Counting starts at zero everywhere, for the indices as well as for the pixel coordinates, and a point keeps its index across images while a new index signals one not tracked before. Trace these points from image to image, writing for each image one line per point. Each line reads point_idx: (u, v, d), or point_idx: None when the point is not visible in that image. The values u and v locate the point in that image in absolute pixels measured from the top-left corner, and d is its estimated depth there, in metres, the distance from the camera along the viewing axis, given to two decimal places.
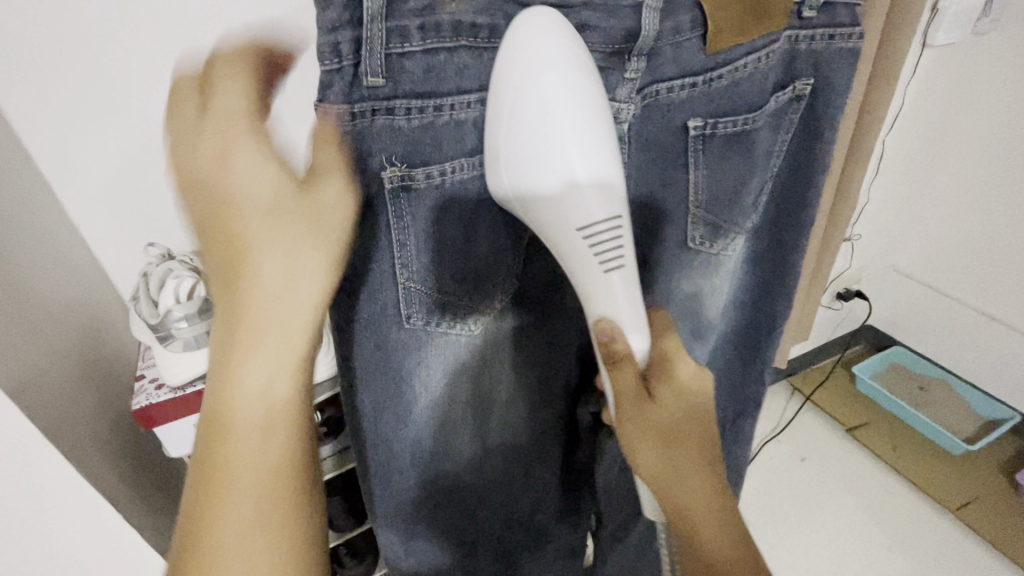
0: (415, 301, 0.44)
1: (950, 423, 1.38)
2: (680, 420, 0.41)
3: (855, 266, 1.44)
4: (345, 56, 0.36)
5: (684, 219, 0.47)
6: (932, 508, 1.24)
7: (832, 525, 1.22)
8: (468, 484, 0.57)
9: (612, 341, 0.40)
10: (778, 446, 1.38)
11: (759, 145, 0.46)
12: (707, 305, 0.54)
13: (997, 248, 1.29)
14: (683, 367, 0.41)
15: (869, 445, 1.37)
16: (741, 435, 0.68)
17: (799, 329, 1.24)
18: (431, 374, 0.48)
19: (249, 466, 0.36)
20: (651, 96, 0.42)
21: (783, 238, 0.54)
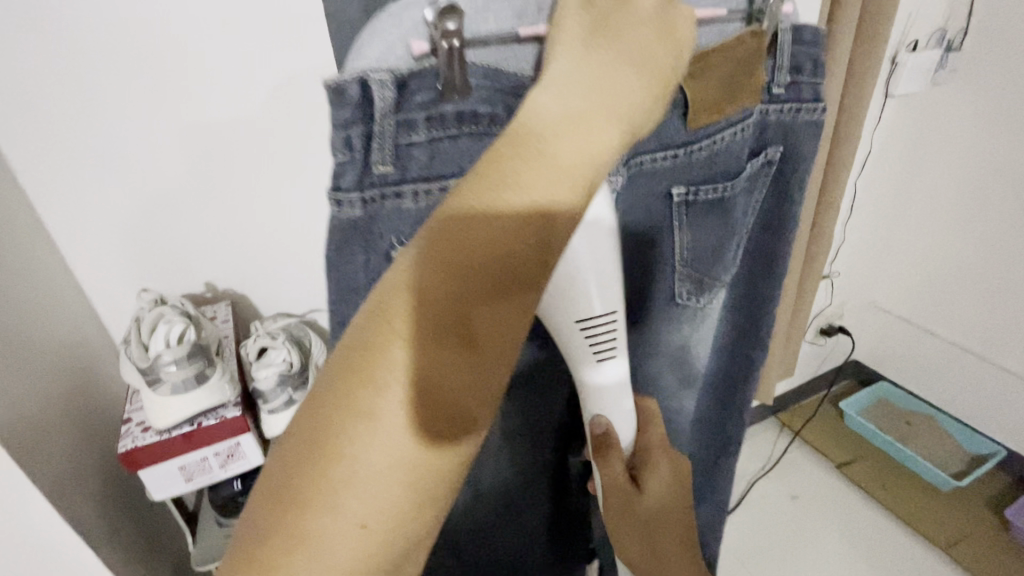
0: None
1: (937, 457, 1.39)
2: (665, 514, 0.45)
3: (836, 302, 1.48)
4: (356, 148, 0.37)
5: (670, 275, 0.50)
6: (924, 547, 1.23)
7: (826, 566, 1.21)
8: (457, 525, 0.58)
9: (605, 438, 0.43)
10: (769, 485, 1.37)
11: (737, 207, 0.49)
12: (695, 356, 0.55)
13: (969, 285, 1.33)
14: (665, 464, 0.46)
15: (859, 482, 1.37)
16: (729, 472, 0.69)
17: (784, 365, 1.25)
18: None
19: (376, 497, 0.26)
20: (635, 164, 0.44)
21: (764, 286, 0.57)
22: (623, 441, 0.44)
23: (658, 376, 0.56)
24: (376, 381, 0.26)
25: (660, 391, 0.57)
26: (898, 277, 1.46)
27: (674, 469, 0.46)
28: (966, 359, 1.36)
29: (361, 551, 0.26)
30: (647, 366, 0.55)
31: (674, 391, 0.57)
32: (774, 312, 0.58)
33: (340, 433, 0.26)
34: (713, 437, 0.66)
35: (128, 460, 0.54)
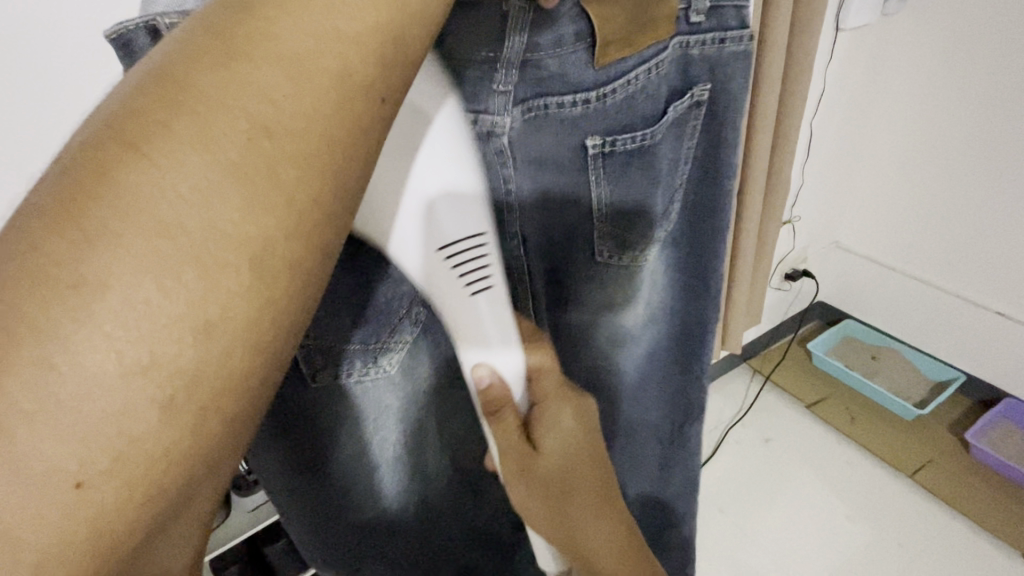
0: (326, 361, 0.39)
1: (900, 388, 1.43)
2: (569, 467, 0.42)
3: (798, 247, 1.47)
4: None
5: (590, 232, 0.46)
6: (892, 475, 1.28)
7: (799, 502, 1.24)
8: (428, 527, 0.53)
9: (490, 389, 0.38)
10: (743, 430, 1.40)
11: (661, 157, 0.45)
12: (625, 317, 0.53)
13: (930, 219, 1.35)
14: (558, 411, 0.42)
15: (830, 420, 1.40)
16: (689, 442, 0.66)
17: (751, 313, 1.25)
18: (360, 425, 0.44)
19: (67, 441, 0.17)
20: (536, 110, 0.39)
21: (703, 245, 0.53)
22: (513, 393, 0.39)
23: (592, 336, 0.54)
24: (94, 239, 0.18)
25: (592, 352, 0.55)
26: (858, 214, 1.48)
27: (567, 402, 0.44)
28: (927, 292, 1.39)
29: (59, 533, 0.17)
30: (581, 329, 0.53)
31: (609, 351, 0.55)
32: (720, 273, 0.55)
33: (40, 321, 0.17)
34: (673, 409, 0.63)
35: None
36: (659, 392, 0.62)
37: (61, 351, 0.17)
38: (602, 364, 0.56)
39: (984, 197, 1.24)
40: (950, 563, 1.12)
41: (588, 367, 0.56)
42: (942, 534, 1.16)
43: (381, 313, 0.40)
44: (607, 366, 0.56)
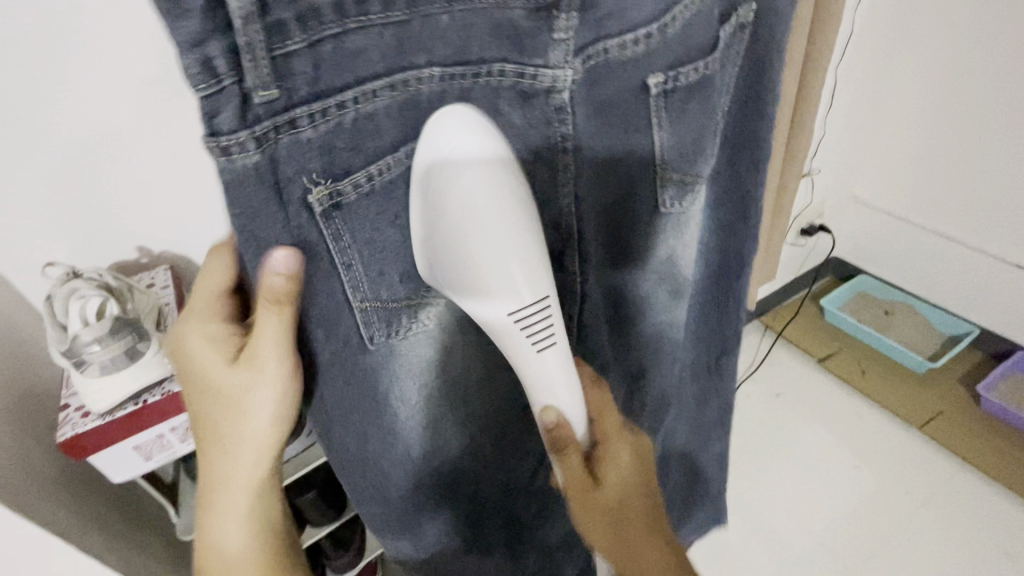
0: (376, 317, 0.37)
1: (915, 341, 1.42)
2: (626, 495, 0.42)
3: (816, 201, 1.44)
4: (223, 73, 0.26)
5: (652, 181, 0.45)
6: (901, 427, 1.30)
7: (807, 452, 1.27)
8: (476, 473, 0.53)
9: (559, 430, 0.39)
10: (753, 384, 1.41)
11: (716, 87, 0.44)
12: (680, 262, 0.53)
13: (953, 169, 1.31)
14: (622, 447, 0.43)
15: (840, 374, 1.41)
16: (716, 376, 0.67)
17: (765, 270, 1.25)
18: (406, 382, 0.42)
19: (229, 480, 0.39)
20: (596, 56, 0.37)
21: (736, 179, 0.52)
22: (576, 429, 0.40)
23: (649, 293, 0.54)
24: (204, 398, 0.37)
25: (652, 307, 0.55)
26: (880, 166, 1.44)
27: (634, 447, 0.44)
28: (946, 246, 1.37)
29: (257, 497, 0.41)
30: (642, 284, 0.53)
31: (665, 306, 0.55)
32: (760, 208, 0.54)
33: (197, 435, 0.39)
34: (700, 346, 0.64)
35: (72, 452, 0.43)
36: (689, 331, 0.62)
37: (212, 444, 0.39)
38: (660, 317, 0.56)
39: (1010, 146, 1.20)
40: (954, 508, 1.15)
41: (647, 324, 0.56)
42: (947, 482, 1.19)
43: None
44: (662, 320, 0.56)
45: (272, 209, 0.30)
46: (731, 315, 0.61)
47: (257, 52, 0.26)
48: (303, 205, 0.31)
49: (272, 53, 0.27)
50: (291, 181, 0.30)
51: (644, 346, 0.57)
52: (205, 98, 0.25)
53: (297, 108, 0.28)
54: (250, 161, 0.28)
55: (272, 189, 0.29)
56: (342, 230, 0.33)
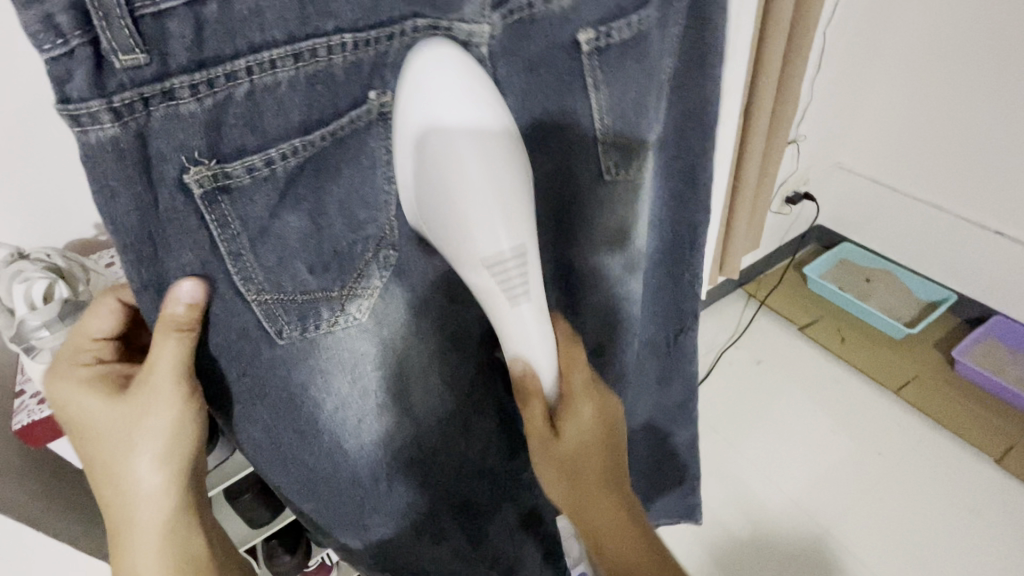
0: (282, 311, 0.34)
1: (892, 308, 1.45)
2: (586, 456, 0.42)
3: (801, 168, 1.43)
4: (71, 34, 0.25)
5: (593, 147, 0.43)
6: (876, 391, 1.33)
7: (787, 416, 1.29)
8: (431, 466, 0.51)
9: (524, 377, 0.39)
10: (735, 352, 1.43)
11: (657, 47, 0.42)
12: (635, 233, 0.51)
13: (936, 133, 1.31)
14: (588, 407, 0.42)
15: (820, 340, 1.43)
16: (684, 349, 0.67)
17: (749, 238, 1.24)
18: (332, 380, 0.40)
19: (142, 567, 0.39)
20: (518, 11, 0.36)
21: (701, 153, 0.51)
22: (542, 380, 0.40)
23: (604, 264, 0.52)
24: (107, 497, 0.39)
25: (604, 283, 0.53)
26: (865, 131, 1.43)
27: (601, 407, 0.43)
28: (924, 213, 1.37)
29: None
30: (590, 262, 0.51)
31: (623, 277, 0.53)
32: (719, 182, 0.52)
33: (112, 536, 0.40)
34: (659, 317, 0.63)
35: (29, 439, 0.42)
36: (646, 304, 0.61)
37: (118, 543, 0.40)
38: (614, 289, 0.54)
39: (993, 109, 1.20)
40: (926, 468, 1.19)
41: (605, 295, 0.54)
42: (919, 444, 1.23)
43: (340, 260, 0.36)
44: (617, 297, 0.54)
45: (141, 186, 0.28)
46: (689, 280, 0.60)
47: (110, 8, 0.26)
48: (181, 188, 0.30)
49: (136, 14, 0.26)
50: (165, 160, 0.29)
51: (599, 325, 0.56)
52: (53, 61, 0.25)
53: (173, 79, 0.28)
54: (108, 133, 0.27)
55: (141, 166, 0.28)
56: (230, 218, 0.31)
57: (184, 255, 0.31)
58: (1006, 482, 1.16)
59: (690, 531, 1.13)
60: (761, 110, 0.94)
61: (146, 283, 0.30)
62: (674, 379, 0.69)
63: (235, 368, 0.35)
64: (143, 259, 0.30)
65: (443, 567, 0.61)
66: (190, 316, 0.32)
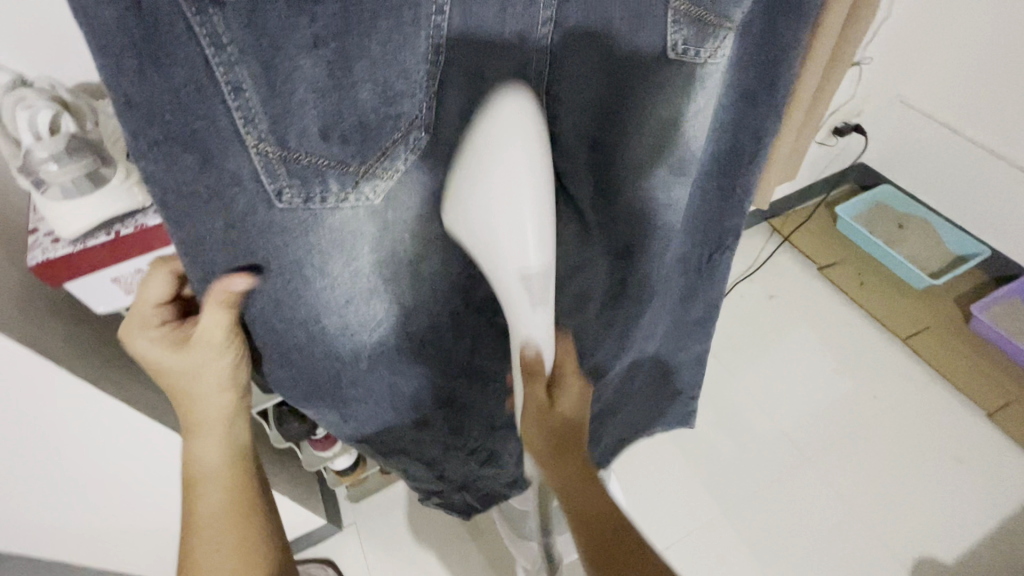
0: (284, 170, 0.32)
1: (920, 257, 1.40)
2: (577, 422, 0.46)
3: (859, 95, 1.33)
4: None
5: (665, 17, 0.38)
6: (886, 338, 1.32)
7: (790, 351, 1.31)
8: (426, 357, 0.52)
9: (529, 359, 0.42)
10: (750, 285, 1.42)
11: None
12: (688, 132, 0.48)
13: (1012, 75, 1.17)
14: (577, 382, 0.46)
15: (837, 282, 1.41)
16: (718, 269, 0.64)
17: (786, 171, 1.19)
18: (327, 261, 0.39)
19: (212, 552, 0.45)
20: None
21: (774, 30, 0.44)
22: (544, 354, 0.43)
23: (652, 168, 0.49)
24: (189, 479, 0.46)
25: (651, 186, 0.50)
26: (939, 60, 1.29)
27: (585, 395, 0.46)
28: (980, 159, 1.27)
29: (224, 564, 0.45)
30: (638, 159, 0.48)
31: (668, 184, 0.51)
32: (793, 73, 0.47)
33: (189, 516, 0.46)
34: (689, 241, 0.60)
35: (45, 276, 0.42)
36: (686, 219, 0.58)
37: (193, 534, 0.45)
38: (658, 193, 0.51)
39: None
40: (916, 413, 1.21)
41: (644, 202, 0.51)
42: (917, 392, 1.24)
43: (359, 129, 0.33)
44: (658, 202, 0.52)
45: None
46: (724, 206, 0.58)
47: None
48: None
49: None
50: None
51: (640, 229, 0.53)
52: None
53: None
54: None
55: None
56: (226, 37, 0.28)
57: (179, 75, 0.28)
58: (995, 437, 1.18)
59: (678, 447, 1.19)
60: (831, 31, 0.84)
61: (127, 100, 0.28)
62: (700, 297, 0.68)
63: (247, 231, 0.34)
64: (139, 72, 0.27)
65: (422, 451, 0.65)
66: (230, 296, 0.37)
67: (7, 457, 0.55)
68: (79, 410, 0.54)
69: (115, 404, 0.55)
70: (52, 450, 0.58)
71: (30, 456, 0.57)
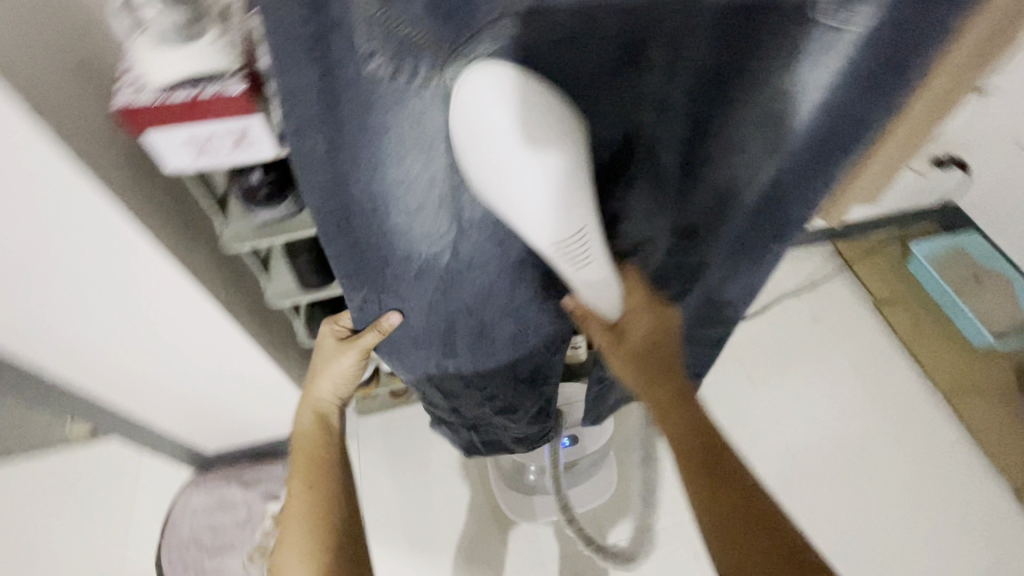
0: (382, 32, 0.33)
1: (988, 314, 1.31)
2: (652, 343, 0.54)
3: (968, 128, 1.22)
4: None
5: None
6: (925, 388, 1.25)
7: (818, 377, 1.27)
8: (461, 283, 0.51)
9: (586, 309, 0.51)
10: (796, 302, 1.38)
11: None
12: (795, 107, 0.43)
13: None
14: (648, 314, 0.53)
15: (889, 321, 1.34)
16: (762, 267, 0.60)
17: (864, 195, 1.11)
18: (406, 149, 0.39)
19: (302, 506, 0.61)
20: None
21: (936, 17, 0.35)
22: (608, 298, 0.50)
23: (741, 131, 0.45)
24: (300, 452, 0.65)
25: (733, 152, 0.47)
26: None
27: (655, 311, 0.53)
28: None
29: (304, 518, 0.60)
30: (732, 125, 0.45)
31: (752, 156, 0.47)
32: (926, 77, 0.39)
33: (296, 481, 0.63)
34: (752, 237, 0.56)
35: (125, 121, 0.43)
36: (756, 213, 0.53)
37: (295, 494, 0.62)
38: (737, 162, 0.48)
39: None
40: (936, 471, 1.15)
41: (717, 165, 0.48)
42: (942, 450, 1.18)
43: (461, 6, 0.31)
44: (739, 174, 0.49)
45: None
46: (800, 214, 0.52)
47: None
48: None
49: None
50: None
51: (715, 196, 0.51)
52: None
53: None
54: None
55: None
56: None
57: None
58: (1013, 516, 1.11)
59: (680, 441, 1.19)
60: None
61: None
62: (741, 290, 0.65)
63: (338, 88, 0.36)
64: None
65: (439, 375, 0.65)
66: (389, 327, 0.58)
67: (57, 285, 0.60)
68: (125, 254, 0.57)
69: (158, 255, 0.58)
70: (92, 291, 0.62)
71: (74, 291, 0.61)
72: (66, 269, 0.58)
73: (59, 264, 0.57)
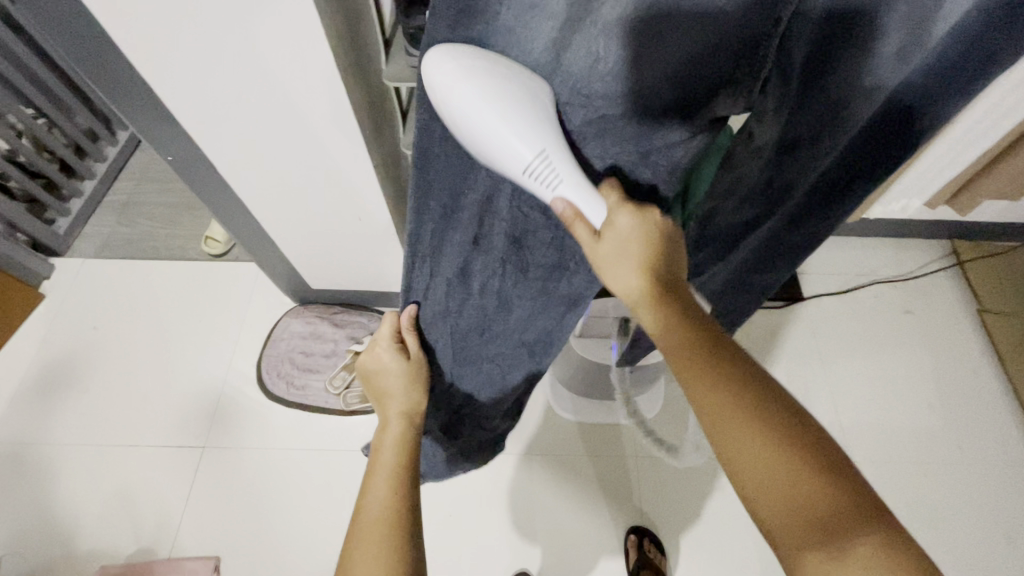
0: None
1: None
2: (643, 253, 0.48)
3: None
4: None
5: None
6: (1009, 405, 1.19)
7: (893, 368, 1.23)
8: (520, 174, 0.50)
9: (571, 217, 0.47)
10: (889, 291, 1.32)
11: None
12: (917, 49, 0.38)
13: None
14: (625, 216, 0.47)
15: (989, 332, 1.26)
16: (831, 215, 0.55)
17: (1009, 190, 1.04)
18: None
19: (378, 516, 0.53)
20: None
21: None
22: (590, 212, 0.47)
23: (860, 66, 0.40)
24: (376, 465, 0.60)
25: (844, 89, 0.42)
26: None
27: (638, 224, 0.48)
28: None
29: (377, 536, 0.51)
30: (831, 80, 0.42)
31: (857, 95, 0.42)
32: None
33: (367, 493, 0.56)
34: (837, 175, 0.50)
35: None
36: (847, 151, 0.47)
37: (366, 507, 0.54)
38: (847, 101, 0.43)
39: None
40: (998, 485, 1.11)
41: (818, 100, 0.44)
42: (1008, 466, 1.12)
43: None
44: (835, 114, 0.44)
45: None
46: (894, 155, 0.46)
47: None
48: None
49: None
50: None
51: (809, 124, 0.46)
52: None
53: None
54: None
55: None
56: None
57: None
58: None
59: None
60: None
61: None
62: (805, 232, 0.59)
63: None
64: None
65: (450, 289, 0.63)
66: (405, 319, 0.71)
67: (249, 83, 0.69)
68: (312, 61, 0.65)
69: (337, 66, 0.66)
70: (274, 94, 0.71)
71: (260, 92, 0.70)
72: (260, 66, 0.66)
73: (255, 60, 0.65)
